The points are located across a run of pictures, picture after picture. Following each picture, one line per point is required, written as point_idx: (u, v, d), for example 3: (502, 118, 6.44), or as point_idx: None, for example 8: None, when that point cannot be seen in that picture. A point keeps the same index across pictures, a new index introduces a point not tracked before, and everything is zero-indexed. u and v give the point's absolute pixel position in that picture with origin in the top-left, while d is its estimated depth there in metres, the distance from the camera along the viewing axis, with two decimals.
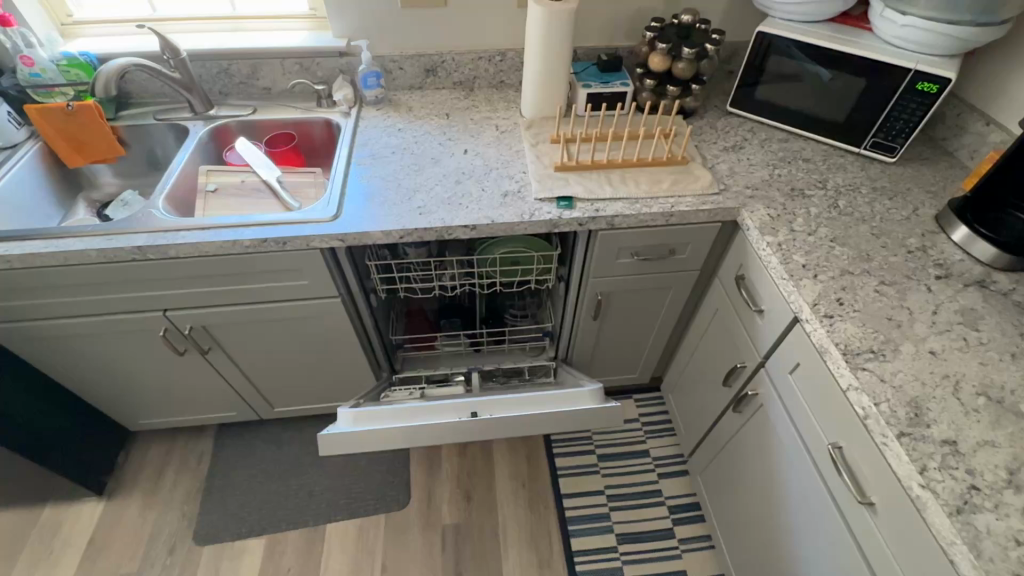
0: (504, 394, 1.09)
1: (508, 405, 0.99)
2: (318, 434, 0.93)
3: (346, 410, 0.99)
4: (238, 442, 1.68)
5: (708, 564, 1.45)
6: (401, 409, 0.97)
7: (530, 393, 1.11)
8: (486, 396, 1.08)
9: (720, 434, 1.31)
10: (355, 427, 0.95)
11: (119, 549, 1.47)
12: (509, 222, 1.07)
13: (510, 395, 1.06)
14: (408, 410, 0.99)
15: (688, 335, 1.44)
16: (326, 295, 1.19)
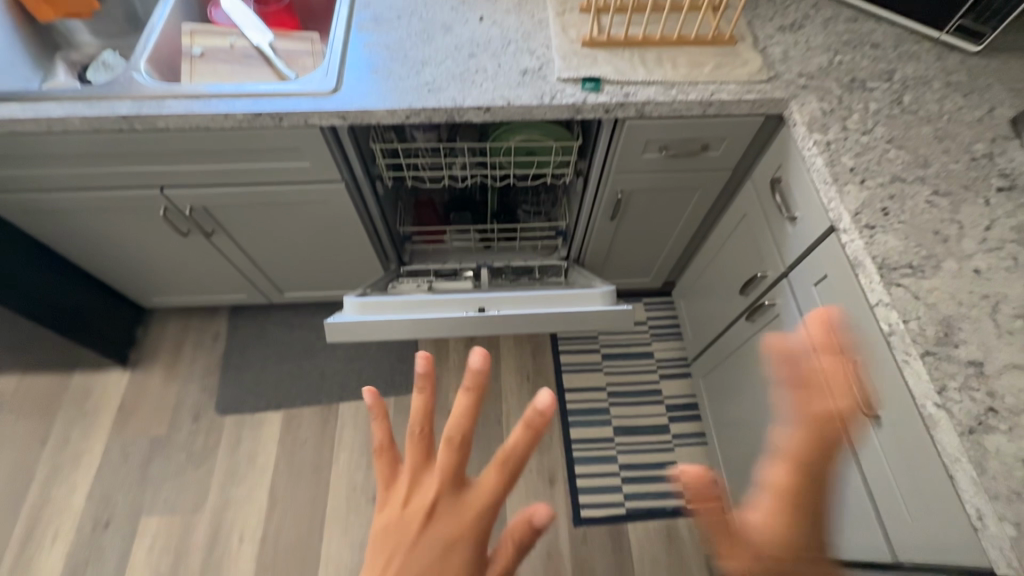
0: (513, 292, 1.06)
1: (516, 300, 0.97)
2: (325, 321, 0.92)
3: (352, 299, 0.97)
4: (251, 324, 1.72)
5: (698, 457, 1.54)
6: (408, 302, 0.95)
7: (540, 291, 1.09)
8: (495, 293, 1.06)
9: (728, 342, 1.30)
10: (362, 317, 0.94)
11: (148, 414, 1.58)
12: (528, 104, 0.96)
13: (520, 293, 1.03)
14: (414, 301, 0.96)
15: (709, 242, 1.38)
16: (329, 179, 1.12)
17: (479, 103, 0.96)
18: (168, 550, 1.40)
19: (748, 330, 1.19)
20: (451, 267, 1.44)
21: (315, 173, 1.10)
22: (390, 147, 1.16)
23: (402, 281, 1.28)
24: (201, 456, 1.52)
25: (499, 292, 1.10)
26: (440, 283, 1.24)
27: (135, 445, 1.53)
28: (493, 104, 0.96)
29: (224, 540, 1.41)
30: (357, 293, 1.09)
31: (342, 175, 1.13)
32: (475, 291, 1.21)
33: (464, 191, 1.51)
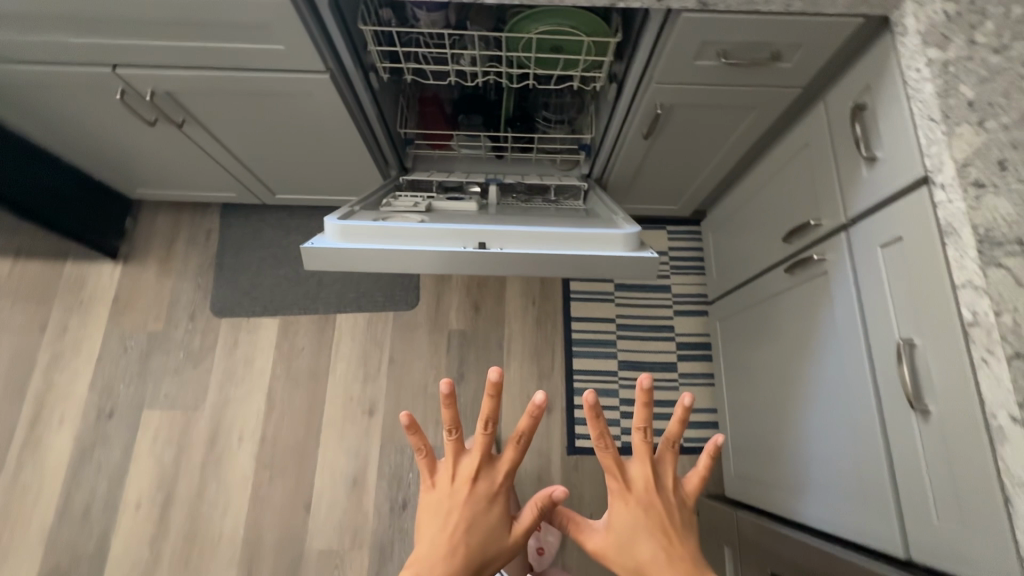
0: (522, 222, 0.91)
1: (524, 238, 0.83)
2: (300, 246, 0.81)
3: (333, 221, 0.84)
4: (244, 223, 1.61)
5: (703, 399, 1.48)
6: (395, 230, 0.82)
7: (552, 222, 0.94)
8: (501, 222, 0.91)
9: (758, 289, 1.17)
10: (342, 244, 0.82)
11: (143, 309, 1.54)
12: None
13: (529, 224, 0.89)
14: (405, 231, 0.83)
15: (755, 172, 1.18)
16: (309, 67, 0.93)
17: None
18: (171, 441, 1.44)
19: (784, 283, 1.05)
20: (457, 177, 1.27)
21: (292, 57, 0.91)
22: (383, 30, 0.95)
23: (399, 193, 1.13)
24: (198, 356, 1.50)
25: (506, 219, 0.95)
26: (441, 201, 1.09)
27: (132, 339, 1.51)
28: None
29: (224, 437, 1.44)
30: (343, 210, 0.96)
31: (325, 63, 0.94)
32: (480, 214, 1.06)
33: (477, 88, 1.28)
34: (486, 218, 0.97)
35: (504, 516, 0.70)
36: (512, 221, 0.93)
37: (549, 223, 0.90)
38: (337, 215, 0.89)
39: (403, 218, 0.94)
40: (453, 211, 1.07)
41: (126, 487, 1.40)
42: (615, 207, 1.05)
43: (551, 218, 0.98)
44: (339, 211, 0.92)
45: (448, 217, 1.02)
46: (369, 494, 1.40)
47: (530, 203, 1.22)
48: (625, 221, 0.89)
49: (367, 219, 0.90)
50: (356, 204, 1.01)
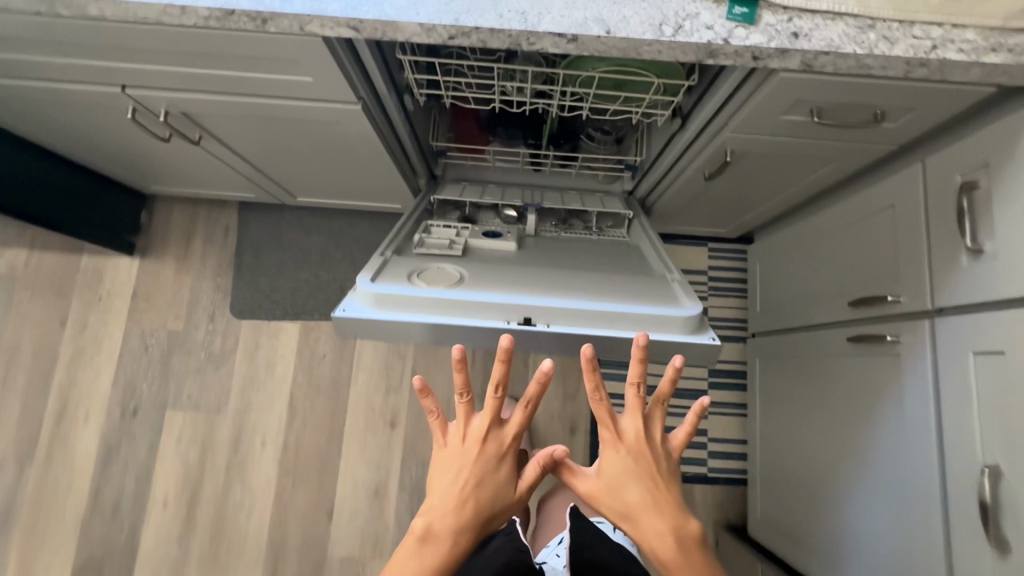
0: (568, 287, 0.84)
1: (573, 314, 0.76)
2: (333, 315, 0.75)
3: (366, 284, 0.78)
4: (264, 221, 1.55)
5: (732, 429, 1.44)
6: (434, 299, 0.76)
7: (599, 279, 0.87)
8: (545, 285, 0.84)
9: (807, 341, 1.09)
10: (377, 313, 0.76)
11: (162, 306, 1.51)
12: (636, 38, 0.62)
13: (578, 293, 0.81)
14: (446, 299, 0.76)
15: (822, 216, 1.07)
16: (338, 98, 0.83)
17: (562, 28, 0.62)
18: (195, 441, 1.43)
19: (841, 347, 0.97)
20: (492, 198, 1.18)
21: (320, 89, 0.80)
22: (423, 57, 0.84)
23: (432, 223, 1.05)
24: (219, 359, 1.48)
25: (550, 274, 0.88)
26: (477, 237, 1.01)
27: (152, 337, 1.49)
28: (584, 31, 0.62)
29: (248, 442, 1.43)
30: (375, 257, 0.89)
31: (356, 93, 0.83)
32: (519, 256, 0.98)
33: None
34: (527, 270, 0.89)
35: (513, 472, 0.67)
36: (556, 282, 0.85)
37: (597, 291, 0.83)
38: (370, 272, 0.82)
39: (440, 271, 0.86)
40: (490, 251, 0.99)
41: (153, 485, 1.41)
42: (666, 256, 0.97)
43: (598, 272, 0.90)
44: (370, 263, 0.85)
45: (487, 260, 0.94)
46: (391, 505, 1.40)
47: (569, 232, 1.13)
48: (684, 292, 0.82)
49: (403, 276, 0.83)
50: (387, 244, 0.94)
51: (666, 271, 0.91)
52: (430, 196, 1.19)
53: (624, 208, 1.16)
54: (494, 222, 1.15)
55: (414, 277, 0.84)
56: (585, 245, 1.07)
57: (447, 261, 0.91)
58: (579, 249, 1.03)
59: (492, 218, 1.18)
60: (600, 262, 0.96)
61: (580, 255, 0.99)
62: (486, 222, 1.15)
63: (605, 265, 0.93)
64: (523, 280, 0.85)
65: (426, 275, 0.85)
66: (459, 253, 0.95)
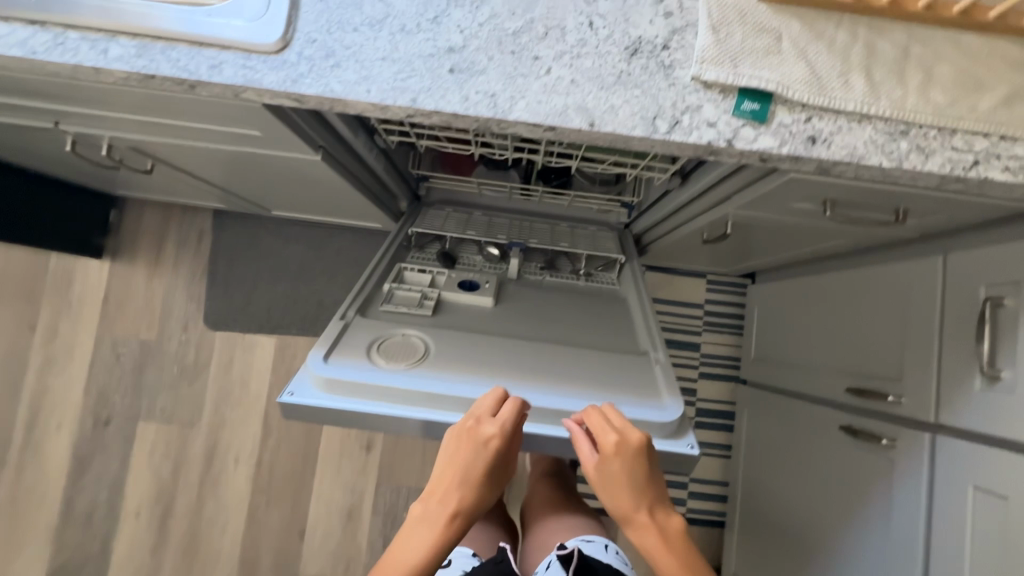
0: (543, 370, 0.77)
1: (543, 411, 0.70)
2: (279, 402, 0.68)
3: (319, 366, 0.71)
4: (241, 228, 1.50)
5: (715, 470, 1.40)
6: (394, 386, 0.70)
7: (580, 356, 0.81)
8: (518, 367, 0.77)
9: (800, 410, 1.03)
10: (329, 399, 0.70)
11: (135, 313, 1.47)
12: (625, 132, 0.52)
13: (553, 381, 0.75)
14: (405, 389, 0.70)
15: (829, 280, 0.99)
16: (294, 148, 0.74)
17: (538, 116, 0.52)
18: (168, 455, 1.42)
19: (835, 429, 0.91)
20: (474, 232, 1.08)
21: (271, 141, 0.72)
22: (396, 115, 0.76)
23: (405, 266, 0.97)
24: (193, 371, 1.45)
25: (526, 349, 0.81)
26: (452, 290, 0.93)
27: (124, 346, 1.46)
28: (564, 122, 0.52)
29: (221, 457, 1.42)
30: (336, 317, 0.82)
31: (315, 142, 0.75)
32: (496, 314, 0.90)
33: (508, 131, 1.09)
34: (501, 343, 0.82)
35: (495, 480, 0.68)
36: (530, 361, 0.79)
37: (574, 378, 0.76)
38: (324, 348, 0.74)
39: (405, 342, 0.79)
40: (464, 308, 0.91)
41: (126, 496, 1.40)
42: (655, 325, 0.89)
43: (579, 348, 0.83)
44: (327, 332, 0.78)
45: (462, 320, 0.87)
46: (363, 527, 1.39)
47: (556, 276, 1.03)
48: (669, 387, 0.75)
49: (362, 351, 0.76)
50: (351, 298, 0.86)
51: (652, 349, 0.84)
52: (407, 227, 1.09)
53: (617, 252, 1.07)
54: (476, 261, 1.05)
55: (374, 353, 0.77)
56: (571, 297, 0.98)
57: (414, 326, 0.83)
58: (563, 304, 0.95)
59: (474, 254, 1.08)
60: (583, 330, 0.88)
61: (563, 317, 0.91)
62: (466, 259, 1.05)
63: (588, 338, 0.86)
64: (494, 358, 0.78)
65: (388, 348, 0.77)
66: (430, 312, 0.87)
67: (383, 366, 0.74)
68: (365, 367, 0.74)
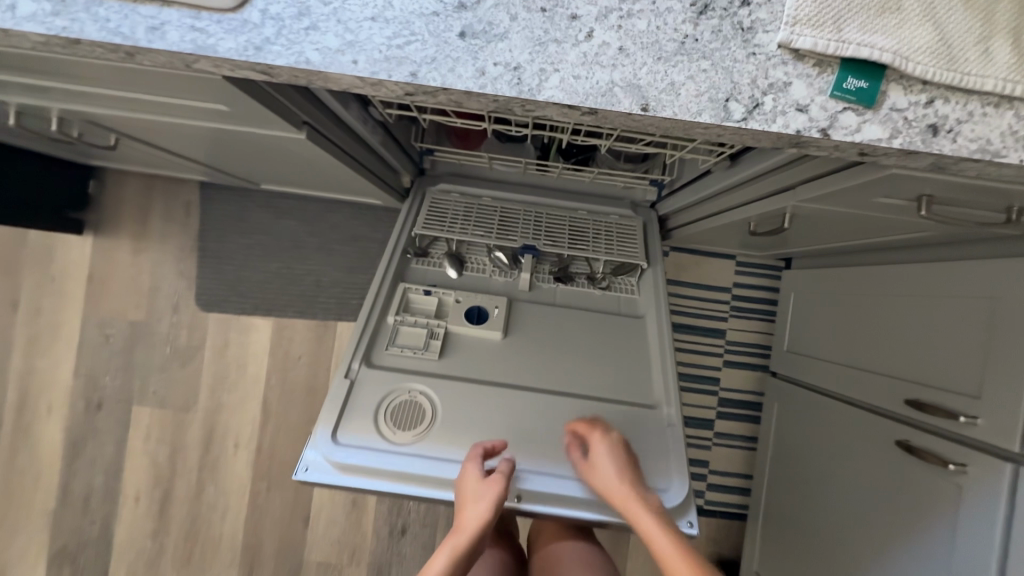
0: (551, 441, 0.78)
1: (552, 496, 0.73)
2: (296, 481, 0.71)
3: (330, 447, 0.73)
4: (229, 200, 1.38)
5: (734, 461, 1.34)
6: (409, 467, 0.72)
7: (593, 415, 0.81)
8: (527, 438, 0.78)
9: (846, 416, 0.94)
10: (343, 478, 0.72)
11: (121, 293, 1.39)
12: (691, 118, 0.40)
13: (561, 458, 0.77)
14: (417, 474, 0.72)
15: (890, 277, 0.88)
16: (274, 126, 0.62)
17: (579, 97, 0.40)
18: (165, 441, 1.38)
19: (888, 442, 0.82)
20: (484, 230, 1.01)
21: (248, 116, 0.60)
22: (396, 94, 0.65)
23: (411, 289, 0.93)
24: (186, 353, 1.38)
25: (534, 411, 0.81)
26: (459, 321, 0.90)
27: (112, 328, 1.38)
28: (609, 104, 0.40)
29: (219, 442, 1.37)
30: (344, 372, 0.81)
31: (299, 117, 0.63)
32: (506, 351, 0.88)
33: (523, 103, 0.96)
34: (508, 401, 0.82)
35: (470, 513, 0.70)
36: (537, 425, 0.80)
37: (585, 453, 0.77)
38: (331, 422, 0.75)
39: (412, 404, 0.79)
40: (472, 343, 0.89)
41: (124, 481, 1.37)
42: (671, 372, 0.87)
43: (589, 406, 0.82)
44: (334, 397, 0.77)
45: (473, 361, 0.86)
46: (368, 515, 1.36)
47: (570, 284, 1.00)
48: (678, 469, 0.78)
49: (371, 420, 0.77)
50: (357, 343, 0.84)
51: (664, 404, 0.84)
52: (411, 226, 1.03)
53: (639, 256, 1.01)
54: (485, 265, 1.01)
55: (382, 421, 0.77)
56: (585, 321, 0.93)
57: (421, 377, 0.82)
58: (576, 333, 0.91)
59: (483, 254, 1.03)
60: (594, 375, 0.87)
61: (575, 355, 0.89)
62: (474, 261, 1.02)
63: (598, 386, 0.85)
64: (503, 426, 0.79)
65: (395, 415, 0.78)
66: (437, 355, 0.85)
67: (392, 439, 0.75)
68: (375, 440, 0.75)
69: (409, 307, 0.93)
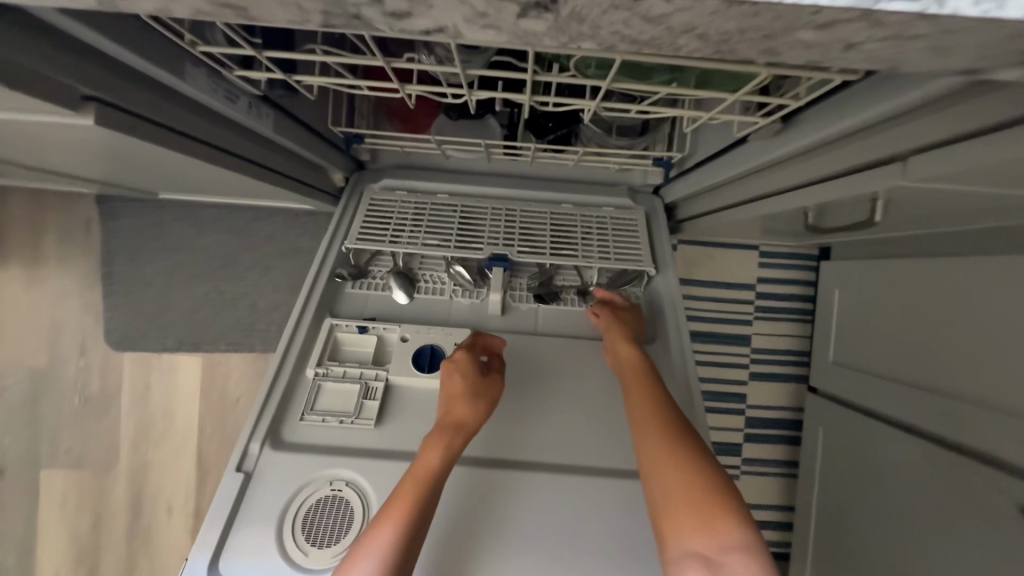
0: (530, 546, 0.57)
1: None
2: None
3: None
4: (140, 215, 1.15)
5: (768, 491, 1.12)
6: None
7: (590, 507, 0.59)
8: (497, 542, 0.57)
9: (945, 461, 0.71)
10: None
11: (16, 335, 1.15)
12: (800, 2, 0.16)
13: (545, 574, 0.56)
14: None
15: (988, 279, 0.66)
16: (38, 109, 0.38)
17: None
18: (84, 508, 1.15)
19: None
20: (439, 236, 0.76)
21: None
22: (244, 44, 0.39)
23: (339, 325, 0.69)
24: (100, 402, 1.15)
25: (505, 502, 0.59)
26: (404, 369, 0.65)
27: (8, 378, 1.15)
28: None
29: (149, 506, 1.14)
30: (235, 462, 0.57)
31: (76, 90, 0.37)
32: None
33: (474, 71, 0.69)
34: (469, 487, 0.60)
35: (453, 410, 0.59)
36: (510, 525, 0.58)
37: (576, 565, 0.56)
38: (213, 544, 0.52)
39: (335, 504, 0.56)
40: (425, 399, 0.65)
41: (38, 561, 1.14)
42: (702, 430, 0.64)
43: (582, 485, 0.60)
44: (218, 503, 0.54)
45: (424, 427, 0.62)
46: None
47: (554, 304, 0.76)
48: None
49: (272, 533, 0.54)
50: (258, 415, 0.61)
51: None
52: (343, 238, 0.77)
53: (644, 260, 0.76)
54: (442, 282, 0.77)
55: (291, 534, 0.54)
56: (573, 362, 0.70)
57: (349, 460, 0.58)
58: (566, 379, 0.68)
59: (440, 269, 0.78)
60: (590, 441, 0.64)
61: (561, 411, 0.66)
62: (428, 280, 0.77)
63: (593, 456, 0.63)
64: (462, 528, 0.57)
65: (308, 524, 0.55)
66: (372, 422, 0.62)
67: (305, 566, 0.53)
68: (276, 567, 0.52)
69: (338, 352, 0.69)
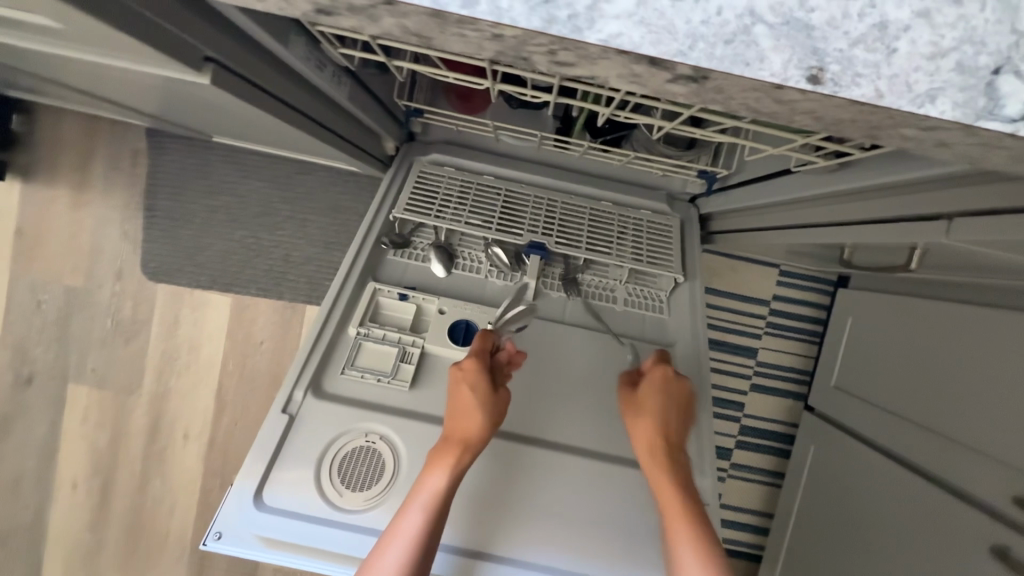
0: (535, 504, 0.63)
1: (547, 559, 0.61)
2: (206, 547, 0.55)
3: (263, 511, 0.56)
4: (188, 153, 1.19)
5: (750, 496, 1.18)
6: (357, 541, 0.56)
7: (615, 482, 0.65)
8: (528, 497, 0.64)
9: (925, 491, 0.76)
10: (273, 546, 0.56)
11: (57, 252, 1.19)
12: (915, 108, 0.22)
13: (540, 541, 0.62)
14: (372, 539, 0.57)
15: (990, 334, 0.71)
16: (162, 64, 0.41)
17: (676, 43, 0.22)
18: (105, 425, 1.21)
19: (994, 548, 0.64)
20: (482, 217, 0.79)
21: (116, 44, 0.39)
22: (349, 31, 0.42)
23: (383, 289, 0.73)
24: (130, 327, 1.20)
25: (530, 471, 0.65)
26: (440, 340, 0.69)
27: (47, 293, 1.20)
28: (739, 64, 0.22)
29: (167, 429, 1.21)
30: (280, 407, 0.62)
31: (199, 52, 0.40)
32: None
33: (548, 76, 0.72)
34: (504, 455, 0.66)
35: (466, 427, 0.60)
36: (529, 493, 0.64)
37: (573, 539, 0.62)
38: (259, 475, 0.58)
39: (368, 454, 0.61)
40: None
41: (59, 467, 1.21)
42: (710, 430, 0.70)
43: (587, 470, 0.65)
44: (264, 439, 0.60)
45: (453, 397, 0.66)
46: None
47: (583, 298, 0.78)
48: None
49: (310, 472, 0.59)
50: (303, 363, 0.65)
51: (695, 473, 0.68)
52: (391, 206, 0.80)
53: (675, 267, 0.79)
54: (480, 260, 0.79)
55: (327, 476, 0.59)
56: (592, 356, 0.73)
57: (384, 416, 0.63)
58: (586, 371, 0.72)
59: (479, 248, 0.80)
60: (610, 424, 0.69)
61: (582, 395, 0.71)
62: (466, 257, 0.79)
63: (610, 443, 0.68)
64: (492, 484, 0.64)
65: (343, 468, 0.60)
66: (408, 383, 0.66)
67: (338, 504, 0.59)
68: (314, 498, 0.58)
69: (378, 315, 0.73)
